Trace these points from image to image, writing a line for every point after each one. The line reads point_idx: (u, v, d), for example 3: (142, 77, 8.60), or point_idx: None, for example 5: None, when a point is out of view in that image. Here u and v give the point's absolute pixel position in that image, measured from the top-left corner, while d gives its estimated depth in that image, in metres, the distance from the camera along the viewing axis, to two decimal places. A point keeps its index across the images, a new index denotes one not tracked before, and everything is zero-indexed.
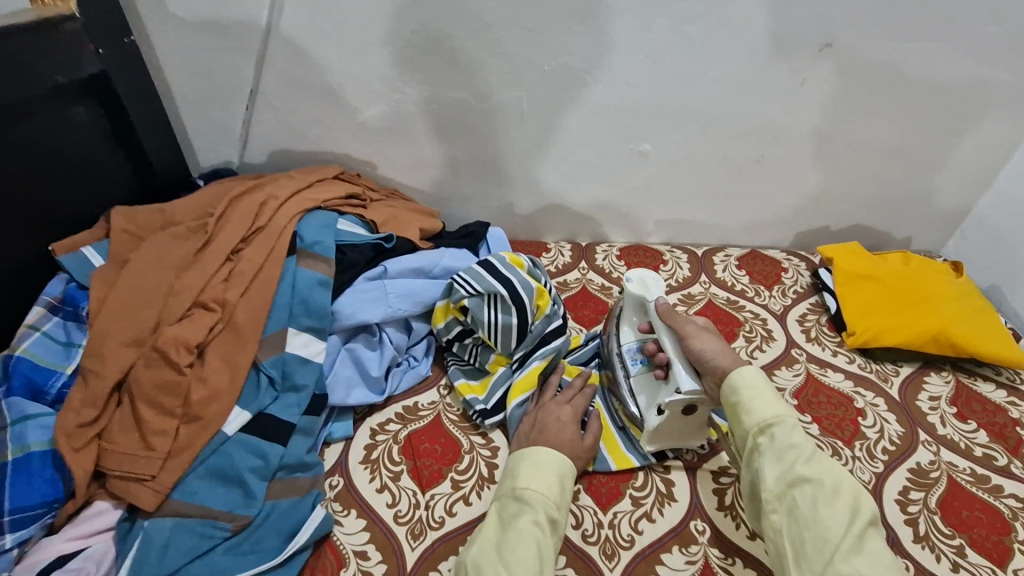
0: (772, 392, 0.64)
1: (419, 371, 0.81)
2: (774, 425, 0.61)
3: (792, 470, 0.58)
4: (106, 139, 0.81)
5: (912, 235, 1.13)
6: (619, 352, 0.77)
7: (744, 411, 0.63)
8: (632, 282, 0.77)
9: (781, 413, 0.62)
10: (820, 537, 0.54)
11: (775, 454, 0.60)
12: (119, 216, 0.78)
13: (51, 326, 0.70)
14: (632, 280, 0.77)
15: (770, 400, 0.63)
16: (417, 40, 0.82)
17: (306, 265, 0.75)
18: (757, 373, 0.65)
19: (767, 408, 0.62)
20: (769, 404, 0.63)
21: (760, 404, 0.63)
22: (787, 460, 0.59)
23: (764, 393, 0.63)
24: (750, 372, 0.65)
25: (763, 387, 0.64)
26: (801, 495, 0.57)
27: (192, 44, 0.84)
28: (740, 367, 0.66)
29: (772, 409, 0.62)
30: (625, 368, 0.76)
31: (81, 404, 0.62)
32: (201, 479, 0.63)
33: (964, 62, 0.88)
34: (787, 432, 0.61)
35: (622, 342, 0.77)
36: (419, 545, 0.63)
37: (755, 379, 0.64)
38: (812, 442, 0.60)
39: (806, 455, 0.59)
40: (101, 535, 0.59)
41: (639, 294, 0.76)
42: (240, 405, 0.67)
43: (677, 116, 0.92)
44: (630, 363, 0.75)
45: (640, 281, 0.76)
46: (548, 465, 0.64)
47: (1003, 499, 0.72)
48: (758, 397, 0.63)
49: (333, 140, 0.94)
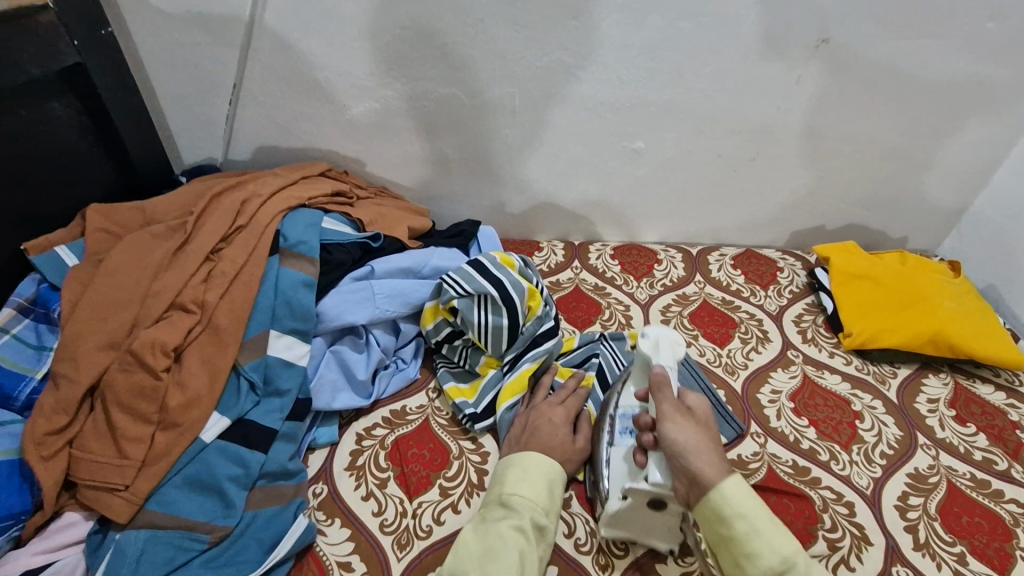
0: (771, 521, 0.51)
1: (407, 374, 0.79)
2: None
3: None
4: (83, 133, 0.78)
5: (908, 235, 1.12)
6: (614, 416, 0.68)
7: (744, 554, 0.50)
8: (646, 340, 0.64)
9: (789, 553, 0.50)
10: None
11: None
12: (96, 213, 0.75)
13: (22, 329, 0.67)
14: (646, 337, 0.65)
15: (771, 535, 0.50)
16: (406, 34, 0.80)
17: (289, 264, 0.72)
18: (748, 495, 0.52)
19: (773, 553, 0.50)
20: (772, 544, 0.50)
21: (764, 547, 0.50)
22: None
23: (764, 528, 0.50)
24: (743, 496, 0.51)
25: (759, 518, 0.51)
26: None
27: (172, 36, 0.81)
28: (723, 483, 0.52)
29: (778, 551, 0.50)
30: (612, 436, 0.66)
31: (52, 410, 0.60)
32: (178, 487, 0.60)
33: (964, 60, 0.87)
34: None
35: (619, 404, 0.67)
36: (406, 556, 0.61)
37: (748, 508, 0.51)
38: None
39: None
40: (71, 548, 0.57)
41: (646, 355, 0.63)
42: (220, 410, 0.64)
43: (672, 114, 0.90)
44: (617, 431, 0.66)
45: (654, 341, 0.64)
46: (537, 471, 0.62)
47: (1003, 504, 0.70)
48: (758, 535, 0.50)
49: (320, 136, 0.92)
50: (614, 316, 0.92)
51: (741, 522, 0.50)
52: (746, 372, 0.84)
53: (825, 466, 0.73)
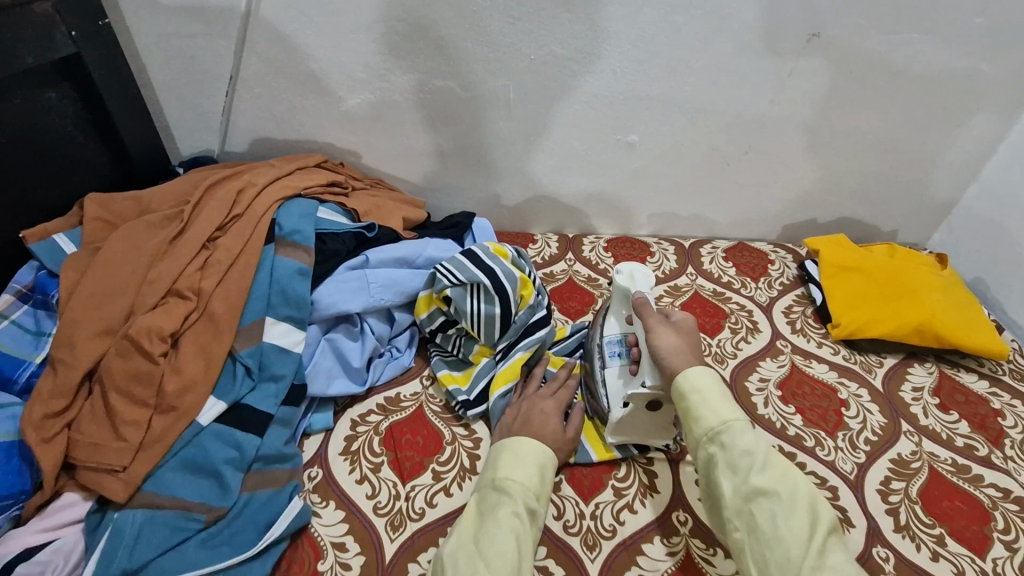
0: (722, 393, 0.59)
1: (402, 362, 0.80)
2: (722, 433, 0.57)
3: (747, 483, 0.54)
4: (79, 123, 0.79)
5: (898, 228, 1.13)
6: (601, 344, 0.75)
7: (692, 418, 0.59)
8: (621, 275, 0.75)
9: (729, 418, 0.58)
10: (779, 556, 0.50)
11: (728, 464, 0.56)
12: (93, 202, 0.76)
13: (20, 314, 0.68)
14: (621, 273, 0.75)
15: (718, 403, 0.59)
16: (400, 27, 0.81)
17: (284, 253, 0.73)
18: (704, 374, 0.60)
19: (714, 415, 0.58)
20: (716, 408, 0.58)
21: (706, 411, 0.58)
22: (741, 472, 0.54)
23: (712, 396, 0.59)
24: (700, 373, 0.60)
25: (708, 390, 0.59)
26: (759, 509, 0.52)
27: (169, 28, 0.82)
28: (687, 368, 0.61)
29: (719, 414, 0.58)
30: (603, 359, 0.73)
31: (51, 394, 0.61)
32: (175, 469, 0.61)
33: (951, 55, 0.88)
34: (737, 438, 0.56)
35: (605, 333, 0.75)
36: (398, 537, 0.63)
37: (701, 382, 0.60)
38: (768, 445, 0.56)
39: (760, 464, 0.54)
40: (69, 528, 0.58)
41: (625, 286, 0.74)
42: (216, 395, 0.65)
43: (665, 107, 0.91)
44: (607, 355, 0.73)
45: (629, 275, 0.75)
46: (529, 456, 0.63)
47: (983, 489, 0.72)
48: (704, 402, 0.59)
49: (316, 128, 0.93)
50: None
51: (691, 392, 0.60)
52: (735, 361, 0.86)
53: (811, 451, 0.74)
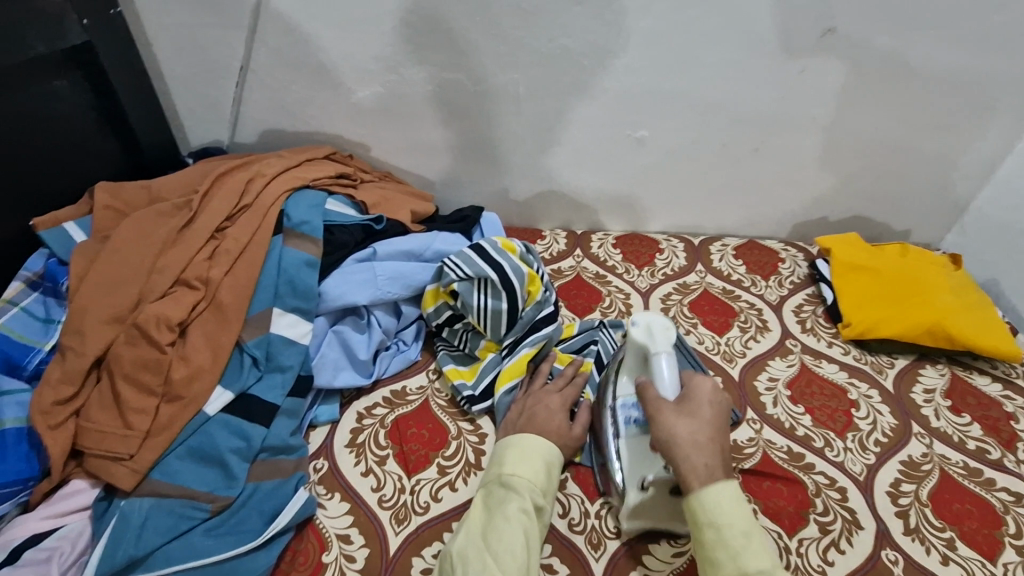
0: (745, 535, 0.52)
1: (408, 356, 0.79)
2: None
3: None
4: (89, 113, 0.79)
5: (911, 228, 1.12)
6: (613, 407, 0.70)
7: (709, 559, 0.53)
8: (638, 327, 0.66)
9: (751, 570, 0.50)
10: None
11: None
12: (103, 191, 0.76)
13: (31, 302, 0.69)
14: (638, 325, 0.66)
15: (740, 548, 0.51)
16: (411, 19, 0.80)
17: (293, 244, 0.73)
18: (726, 509, 0.53)
19: (734, 564, 0.51)
20: (740, 557, 0.51)
21: (724, 556, 0.52)
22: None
23: (732, 538, 0.52)
24: (722, 507, 0.53)
25: (729, 529, 0.52)
26: None
27: (179, 17, 0.81)
28: (708, 488, 0.54)
29: (739, 564, 0.51)
30: (616, 426, 0.69)
31: (59, 380, 0.61)
32: (182, 458, 0.61)
33: (971, 51, 0.86)
34: None
35: (617, 394, 0.70)
36: (403, 530, 0.62)
37: (721, 518, 0.53)
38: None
39: None
40: (77, 514, 0.59)
41: (641, 343, 0.65)
42: (223, 384, 0.65)
43: (676, 103, 0.90)
44: (621, 421, 0.68)
45: (646, 327, 0.65)
46: (535, 452, 0.63)
47: (994, 492, 0.71)
48: (724, 546, 0.52)
49: (324, 120, 0.93)
50: (614, 304, 0.93)
51: (710, 529, 0.53)
52: (744, 360, 0.85)
53: (820, 452, 0.74)
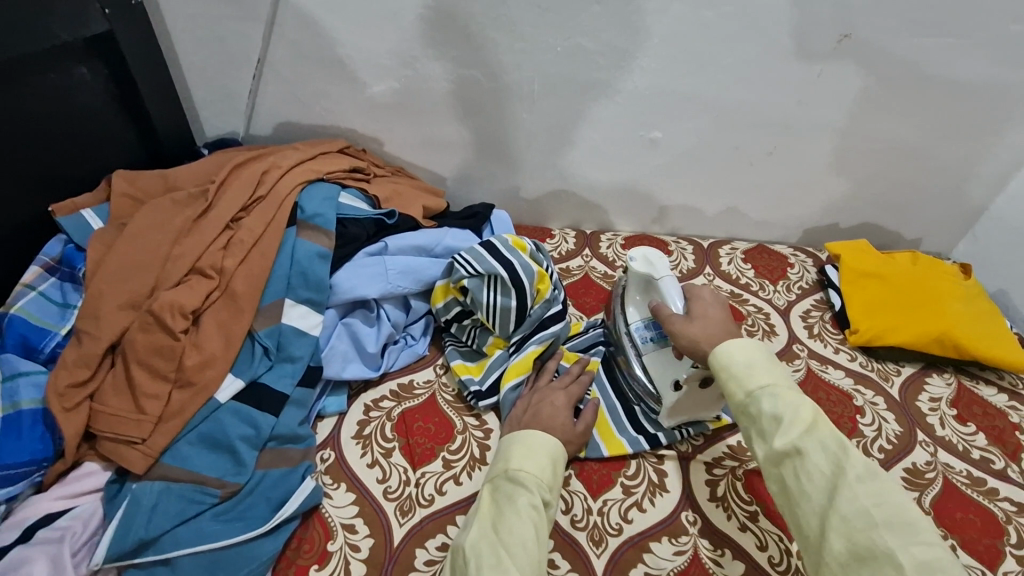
0: (746, 361, 0.57)
1: (416, 350, 0.80)
2: (748, 404, 0.56)
3: (772, 450, 0.53)
4: (108, 101, 0.80)
5: (921, 237, 1.12)
6: (628, 332, 0.76)
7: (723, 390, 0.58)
8: (635, 260, 0.74)
9: (755, 387, 0.56)
10: (807, 507, 0.51)
11: (756, 429, 0.55)
12: (121, 179, 0.77)
13: (47, 286, 0.70)
14: (636, 260, 0.74)
15: (744, 372, 0.57)
16: (429, 15, 0.81)
17: (305, 236, 0.74)
18: (731, 345, 0.58)
19: (739, 385, 0.57)
20: (746, 377, 0.56)
21: (731, 383, 0.57)
22: (768, 435, 0.54)
23: (736, 366, 0.57)
24: (723, 343, 0.59)
25: (734, 362, 0.57)
26: (789, 472, 0.52)
27: (200, 9, 0.82)
28: (721, 344, 0.59)
29: (744, 385, 0.56)
30: (635, 347, 0.75)
31: (74, 363, 0.62)
32: (192, 444, 0.62)
33: (987, 60, 0.86)
34: (763, 408, 0.54)
35: (629, 321, 0.76)
36: (407, 521, 0.63)
37: (724, 353, 0.58)
38: (798, 405, 0.54)
39: (788, 430, 0.53)
40: (88, 496, 0.60)
41: (642, 272, 0.73)
42: (233, 373, 0.66)
43: (690, 105, 0.90)
44: (638, 341, 0.74)
45: (644, 259, 0.74)
46: (541, 448, 0.63)
47: (998, 503, 0.71)
48: (728, 372, 0.57)
49: (339, 114, 0.93)
50: None
51: (716, 365, 0.59)
52: None
53: None
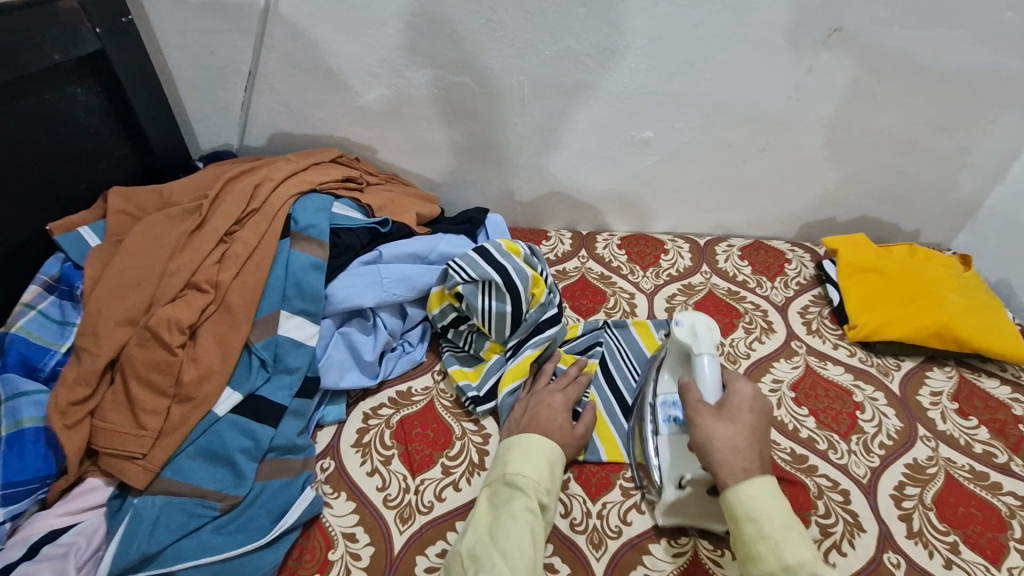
0: (785, 528, 0.53)
1: (413, 357, 0.81)
2: None
3: None
4: (102, 118, 0.81)
5: (921, 228, 1.11)
6: (654, 404, 0.72)
7: (751, 553, 0.53)
8: (681, 326, 0.70)
9: (793, 563, 0.51)
10: None
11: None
12: (117, 196, 0.78)
13: (47, 304, 0.70)
14: (682, 325, 0.70)
15: (781, 540, 0.52)
16: (417, 22, 0.81)
17: (300, 247, 0.75)
18: (767, 498, 0.54)
19: (775, 557, 0.52)
20: (786, 548, 0.52)
21: (766, 550, 0.52)
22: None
23: (772, 531, 0.53)
24: (759, 500, 0.54)
25: (769, 523, 0.53)
26: None
27: (190, 24, 0.83)
28: (750, 480, 0.55)
29: (781, 557, 0.52)
30: (655, 423, 0.70)
31: (75, 380, 0.63)
32: (192, 457, 0.63)
33: (981, 49, 0.85)
34: None
35: (658, 392, 0.72)
36: (407, 529, 0.64)
37: (758, 511, 0.54)
38: None
39: None
40: (93, 511, 0.61)
41: (684, 342, 0.69)
42: (232, 386, 0.67)
43: (681, 103, 0.90)
44: (660, 418, 0.70)
45: (690, 328, 0.69)
46: (538, 452, 0.64)
47: (1001, 497, 0.71)
48: (763, 537, 0.53)
49: (331, 123, 0.94)
50: (618, 306, 0.93)
51: (752, 526, 0.54)
52: (748, 362, 0.85)
53: (823, 455, 0.74)
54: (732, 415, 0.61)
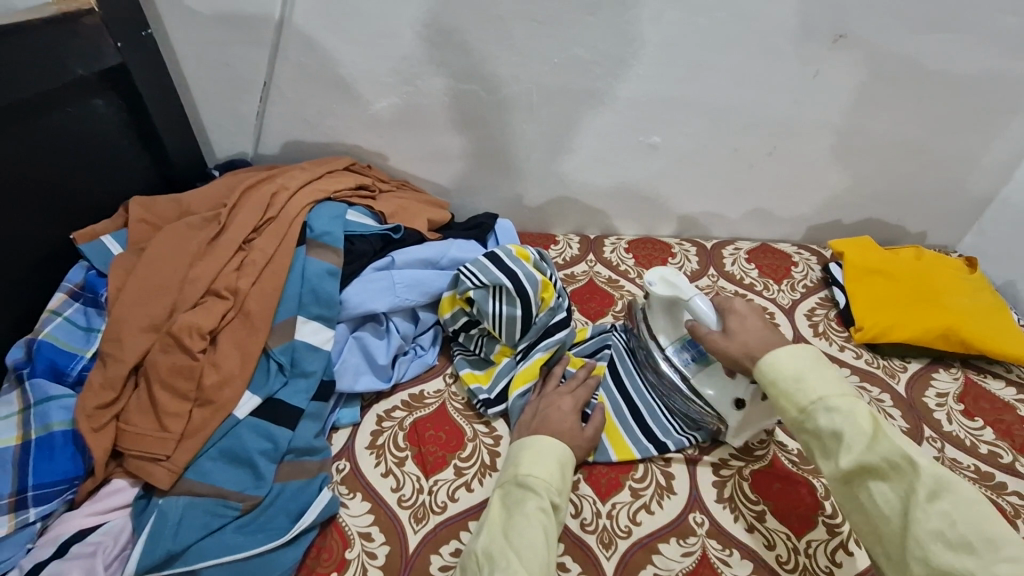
0: (796, 378, 0.58)
1: (426, 360, 0.82)
2: (805, 420, 0.56)
3: (839, 466, 0.54)
4: (123, 129, 0.83)
5: (927, 231, 1.12)
6: (666, 356, 0.77)
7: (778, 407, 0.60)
8: (656, 284, 0.74)
9: (808, 403, 0.56)
10: (886, 527, 0.52)
11: (818, 445, 0.56)
12: (137, 206, 0.80)
13: (72, 311, 0.73)
14: (655, 283, 0.75)
15: (796, 388, 0.57)
16: (427, 32, 0.83)
17: (315, 254, 0.76)
18: (778, 360, 0.59)
19: (793, 404, 0.57)
20: (801, 390, 0.57)
21: (785, 402, 0.58)
22: (832, 452, 0.55)
23: (787, 384, 0.58)
24: (771, 362, 0.60)
25: (784, 379, 0.58)
26: (861, 486, 0.53)
27: (206, 36, 0.85)
28: (766, 356, 0.60)
29: (798, 402, 0.57)
30: (678, 370, 0.75)
31: (101, 385, 0.65)
32: (214, 459, 0.65)
33: (985, 53, 0.86)
34: (822, 424, 0.55)
35: (664, 346, 0.77)
36: (421, 529, 0.65)
37: (773, 372, 0.59)
38: (857, 420, 0.53)
39: (852, 446, 0.53)
40: (119, 511, 0.63)
41: (666, 294, 0.73)
42: (251, 390, 0.69)
43: (687, 109, 0.91)
44: (680, 364, 0.75)
45: (664, 282, 0.74)
46: (550, 453, 0.65)
47: (1006, 497, 0.71)
48: (780, 391, 0.58)
49: (344, 131, 0.96)
50: (626, 308, 0.94)
51: (770, 385, 0.59)
52: None
53: None
54: (738, 326, 0.66)
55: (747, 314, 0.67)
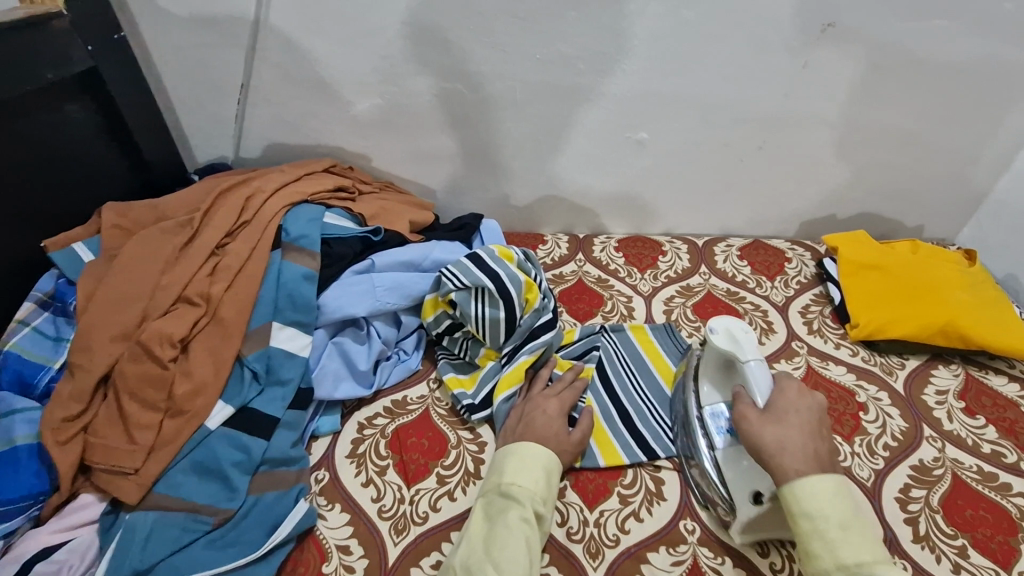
0: (843, 527, 0.52)
1: (409, 365, 0.80)
2: None
3: None
4: (98, 135, 0.82)
5: (924, 224, 1.09)
6: (701, 417, 0.71)
7: (807, 550, 0.53)
8: (717, 333, 0.68)
9: (851, 562, 0.50)
10: None
11: None
12: (111, 212, 0.78)
13: (41, 321, 0.71)
14: (717, 332, 0.68)
15: (837, 539, 0.52)
16: (407, 31, 0.81)
17: (291, 258, 0.75)
18: (823, 498, 0.53)
19: (831, 557, 0.51)
20: (846, 546, 0.51)
21: (822, 549, 0.52)
22: None
23: (829, 531, 0.52)
24: (815, 497, 0.54)
25: (827, 522, 0.52)
26: None
27: (183, 39, 0.83)
28: (804, 479, 0.55)
29: (838, 556, 0.51)
30: (708, 437, 0.69)
31: (68, 397, 0.63)
32: (185, 472, 0.63)
33: (980, 40, 0.84)
34: None
35: (703, 404, 0.71)
36: (402, 540, 0.63)
37: (814, 508, 0.53)
38: None
39: None
40: (86, 527, 0.61)
41: (726, 349, 0.67)
42: (225, 399, 0.67)
43: (675, 104, 0.89)
44: (713, 431, 0.69)
45: (727, 334, 0.67)
46: (534, 460, 0.63)
47: (1010, 498, 0.69)
48: (819, 536, 0.52)
49: (326, 133, 0.94)
50: (616, 309, 0.92)
51: (805, 521, 0.53)
52: None
53: None
54: (781, 416, 0.60)
55: (799, 408, 0.61)
